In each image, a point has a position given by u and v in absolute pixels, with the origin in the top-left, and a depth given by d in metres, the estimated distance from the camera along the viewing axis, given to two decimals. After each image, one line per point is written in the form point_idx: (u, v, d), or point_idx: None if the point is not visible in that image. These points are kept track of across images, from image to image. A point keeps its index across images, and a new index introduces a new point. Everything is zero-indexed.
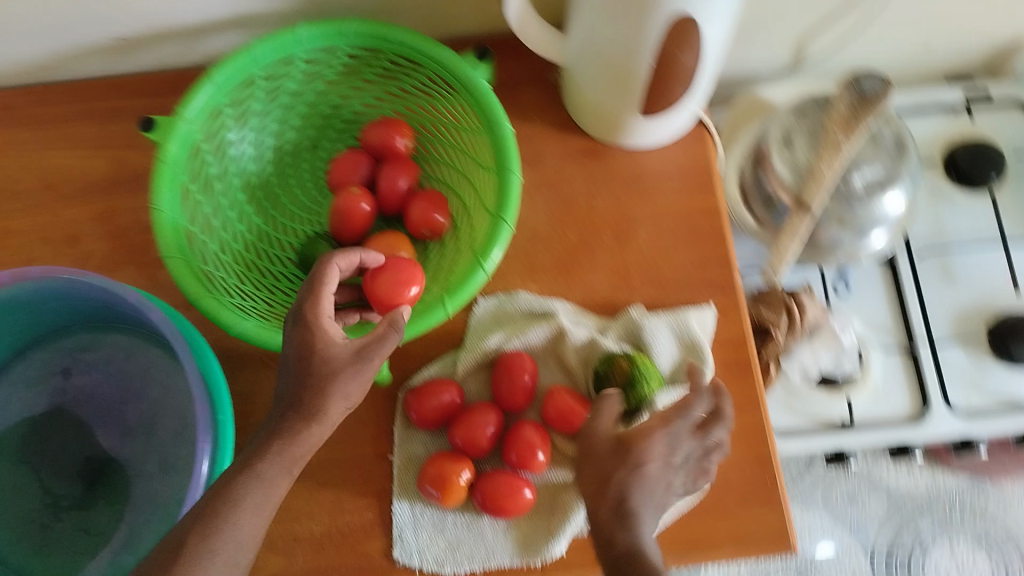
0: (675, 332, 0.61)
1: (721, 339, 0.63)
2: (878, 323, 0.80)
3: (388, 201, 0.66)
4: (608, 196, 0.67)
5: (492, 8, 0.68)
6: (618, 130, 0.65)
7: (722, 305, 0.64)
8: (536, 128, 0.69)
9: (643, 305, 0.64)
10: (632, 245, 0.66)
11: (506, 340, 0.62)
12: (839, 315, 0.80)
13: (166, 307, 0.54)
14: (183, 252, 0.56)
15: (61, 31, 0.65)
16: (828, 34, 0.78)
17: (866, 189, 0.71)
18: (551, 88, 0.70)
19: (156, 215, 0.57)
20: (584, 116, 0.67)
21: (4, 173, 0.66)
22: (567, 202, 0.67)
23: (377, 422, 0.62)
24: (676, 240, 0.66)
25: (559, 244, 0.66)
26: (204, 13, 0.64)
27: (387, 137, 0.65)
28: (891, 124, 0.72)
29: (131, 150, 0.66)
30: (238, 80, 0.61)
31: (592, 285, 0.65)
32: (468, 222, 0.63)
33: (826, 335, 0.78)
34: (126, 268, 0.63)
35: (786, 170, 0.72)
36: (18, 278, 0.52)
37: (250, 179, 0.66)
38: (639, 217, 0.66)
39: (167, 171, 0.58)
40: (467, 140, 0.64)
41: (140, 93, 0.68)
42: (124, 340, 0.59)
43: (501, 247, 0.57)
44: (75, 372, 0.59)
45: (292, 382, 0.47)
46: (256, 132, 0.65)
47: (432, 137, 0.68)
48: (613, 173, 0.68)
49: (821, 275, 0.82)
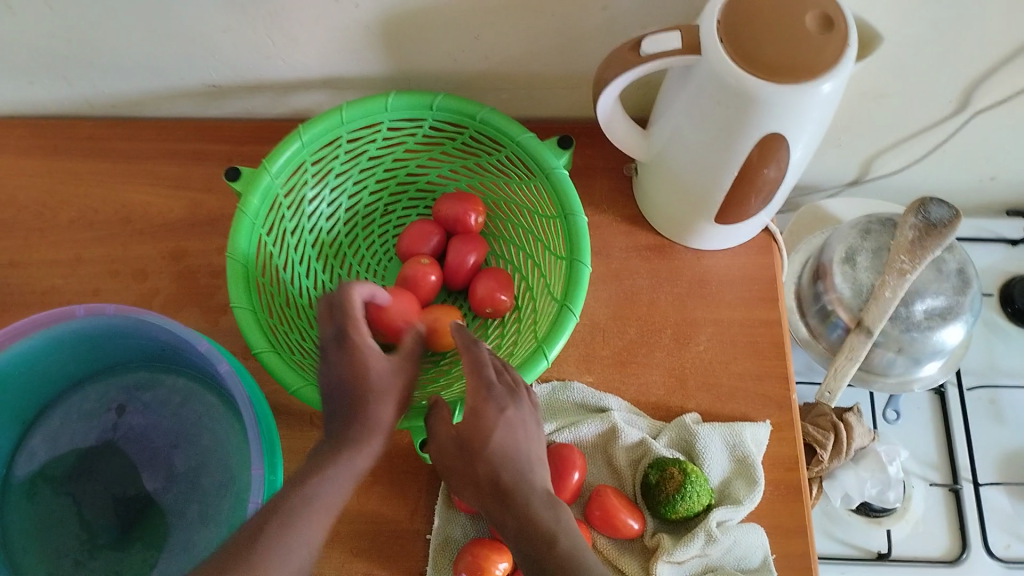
0: (728, 445, 0.60)
1: (774, 458, 0.61)
2: (924, 455, 0.78)
3: (453, 275, 0.65)
4: (670, 295, 0.66)
5: (575, 97, 0.69)
6: (686, 228, 0.64)
7: (778, 422, 0.62)
8: (606, 217, 0.69)
9: (699, 413, 0.62)
10: (691, 349, 0.64)
11: (557, 431, 0.62)
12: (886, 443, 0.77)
13: (233, 358, 0.55)
14: (251, 303, 0.56)
15: (155, 74, 0.66)
16: (897, 157, 0.76)
17: (927, 317, 0.69)
18: (625, 179, 0.70)
19: (230, 262, 0.57)
20: (653, 209, 0.66)
21: (88, 202, 0.69)
22: (629, 296, 0.66)
23: (418, 497, 0.61)
24: (737, 349, 0.64)
25: (618, 338, 0.65)
26: (294, 72, 0.66)
27: (461, 212, 0.65)
28: (955, 253, 0.72)
29: (210, 195, 0.68)
30: (325, 139, 0.62)
31: (647, 384, 0.64)
32: (533, 306, 0.63)
33: (871, 460, 0.73)
34: (190, 308, 0.65)
35: (848, 289, 0.71)
36: (93, 313, 0.55)
37: (320, 235, 0.66)
38: (701, 320, 0.65)
39: (245, 224, 0.58)
40: (539, 225, 0.64)
41: (226, 140, 0.70)
42: (181, 384, 0.61)
43: (566, 337, 0.56)
44: (129, 410, 0.61)
45: (337, 397, 0.50)
46: (333, 191, 0.66)
47: (504, 217, 0.68)
48: (678, 273, 0.67)
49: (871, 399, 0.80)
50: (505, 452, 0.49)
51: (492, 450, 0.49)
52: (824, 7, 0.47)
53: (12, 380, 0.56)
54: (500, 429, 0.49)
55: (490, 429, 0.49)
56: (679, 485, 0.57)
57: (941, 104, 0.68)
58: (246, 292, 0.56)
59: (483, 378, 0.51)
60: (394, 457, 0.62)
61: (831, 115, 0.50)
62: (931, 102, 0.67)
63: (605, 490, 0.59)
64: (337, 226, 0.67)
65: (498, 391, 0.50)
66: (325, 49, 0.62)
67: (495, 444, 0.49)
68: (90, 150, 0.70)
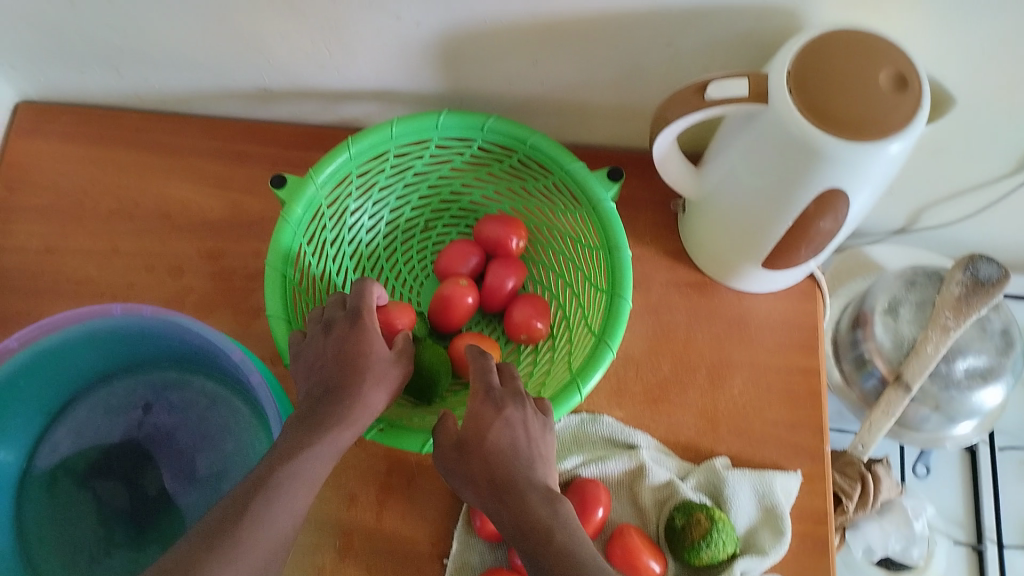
0: (757, 493, 0.59)
1: (803, 510, 0.60)
2: (949, 514, 0.78)
3: (491, 298, 0.65)
4: (707, 334, 0.65)
5: (626, 126, 0.68)
6: (731, 271, 0.63)
7: (808, 473, 0.61)
8: (648, 250, 0.68)
9: (729, 458, 0.61)
10: (725, 391, 0.63)
11: (583, 464, 0.61)
12: (913, 498, 0.76)
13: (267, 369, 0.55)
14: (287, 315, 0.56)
15: (207, 73, 0.66)
16: (947, 209, 0.75)
17: (967, 376, 0.68)
18: (669, 212, 0.69)
19: (268, 271, 0.56)
20: (699, 249, 0.65)
21: (130, 195, 0.69)
22: (665, 332, 0.65)
23: (439, 520, 0.60)
24: (771, 395, 0.63)
25: (651, 374, 0.64)
26: (346, 82, 0.65)
27: (503, 236, 0.64)
28: (1001, 313, 0.70)
29: (251, 197, 0.68)
30: (372, 153, 0.61)
31: (679, 424, 0.63)
32: (569, 337, 0.62)
33: (896, 514, 0.73)
34: (224, 310, 0.65)
35: (888, 340, 0.70)
36: (129, 312, 0.55)
37: (360, 247, 0.66)
38: (737, 363, 0.64)
39: (288, 233, 0.58)
40: (580, 254, 0.63)
41: (271, 142, 0.70)
42: (208, 387, 0.60)
43: (602, 374, 0.55)
44: (155, 409, 0.61)
45: (330, 375, 0.50)
46: (376, 204, 0.65)
47: (546, 241, 0.68)
48: (716, 312, 0.66)
49: (901, 454, 0.80)
50: (503, 448, 0.47)
51: (488, 445, 0.47)
52: (899, 65, 0.46)
53: (42, 373, 0.56)
54: (497, 425, 0.48)
55: (489, 424, 0.48)
56: (705, 532, 0.56)
57: (1001, 161, 0.66)
58: (282, 301, 0.56)
59: (485, 381, 0.51)
60: (416, 477, 0.61)
61: (896, 173, 0.49)
62: (990, 158, 0.66)
63: (628, 529, 0.58)
64: (377, 238, 0.67)
65: (497, 394, 0.50)
66: (381, 62, 0.62)
67: (493, 439, 0.47)
68: (135, 142, 0.70)
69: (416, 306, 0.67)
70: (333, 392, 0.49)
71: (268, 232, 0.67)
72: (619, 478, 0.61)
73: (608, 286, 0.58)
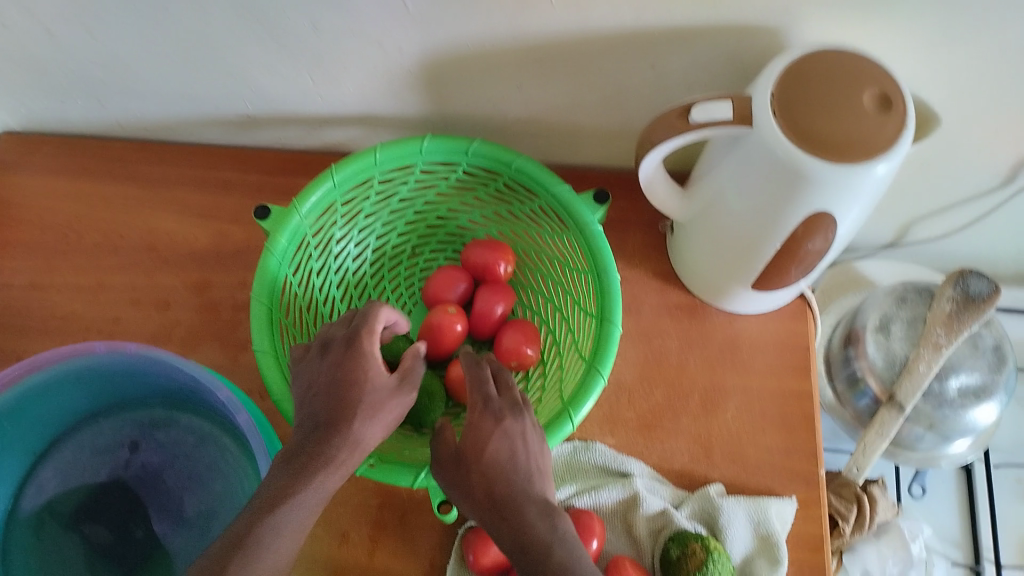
0: (752, 521, 0.58)
1: (798, 537, 0.59)
2: (947, 534, 0.77)
3: (480, 325, 0.64)
4: (699, 359, 0.64)
5: (613, 147, 0.67)
6: (721, 292, 0.62)
7: (804, 499, 0.60)
8: (637, 273, 0.67)
9: (723, 485, 0.61)
10: (719, 417, 0.63)
11: (576, 495, 0.60)
12: (909, 520, 0.76)
13: (251, 404, 0.54)
14: (275, 348, 0.55)
15: (188, 101, 0.65)
16: (934, 224, 0.75)
17: (960, 395, 0.67)
18: (658, 234, 0.68)
19: (254, 304, 0.55)
20: (688, 270, 0.64)
21: (112, 228, 0.67)
22: (658, 357, 0.65)
23: (432, 556, 0.59)
24: (764, 419, 0.62)
25: (644, 401, 0.63)
26: (328, 107, 0.64)
27: (490, 261, 0.63)
28: (992, 329, 0.69)
29: (235, 226, 0.67)
30: (357, 179, 0.60)
31: (672, 451, 0.62)
32: (559, 363, 0.61)
33: (894, 537, 0.73)
34: (210, 342, 0.63)
35: (879, 358, 0.69)
36: (113, 350, 0.53)
37: (347, 276, 0.65)
38: (730, 387, 0.63)
39: (271, 264, 0.57)
40: (569, 279, 0.62)
41: (254, 170, 0.69)
42: (196, 424, 0.59)
43: (594, 402, 0.53)
44: (143, 447, 0.59)
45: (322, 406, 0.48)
46: (361, 232, 0.64)
47: (534, 266, 0.67)
48: (708, 336, 0.65)
49: (897, 474, 0.79)
50: (504, 465, 0.46)
51: (486, 463, 0.47)
52: (883, 85, 0.46)
53: (26, 413, 0.55)
54: (497, 440, 0.47)
55: (488, 441, 0.47)
56: (701, 562, 0.54)
57: (988, 177, 0.66)
58: (269, 334, 0.55)
59: (483, 391, 0.50)
60: (408, 512, 0.60)
61: (885, 192, 0.48)
62: (977, 174, 0.65)
63: (621, 560, 0.57)
64: (363, 266, 0.66)
65: (496, 405, 0.49)
66: (363, 86, 0.61)
67: (493, 457, 0.47)
68: (117, 173, 0.69)
69: (405, 333, 0.67)
70: (322, 426, 0.48)
71: (253, 262, 0.66)
72: (612, 507, 0.60)
73: (600, 311, 0.57)
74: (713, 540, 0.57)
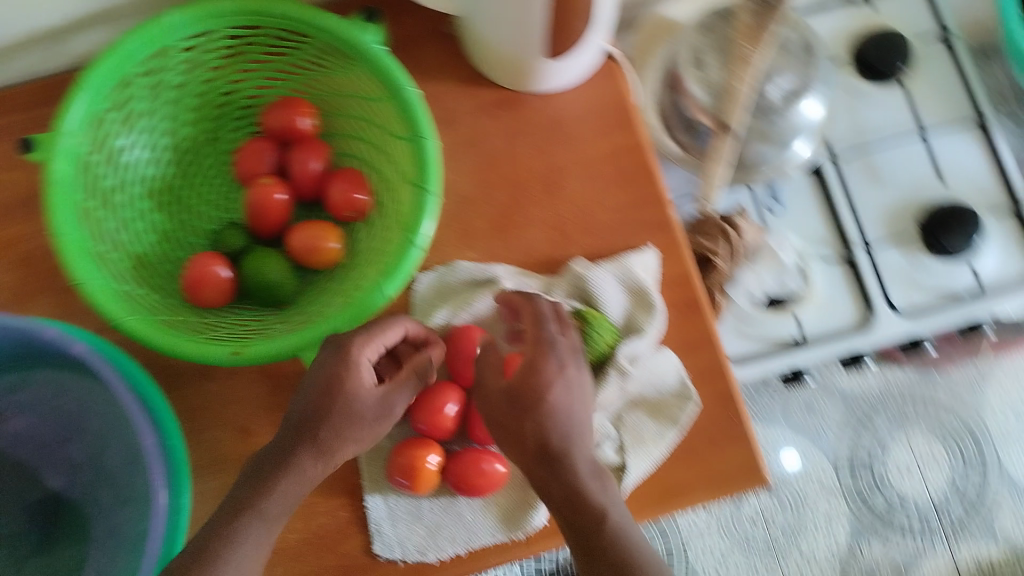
0: (621, 280, 0.60)
1: (667, 279, 0.61)
2: (815, 236, 0.80)
3: (303, 185, 0.63)
4: (528, 146, 0.64)
5: None
6: (525, 74, 0.61)
7: (662, 244, 0.62)
8: (443, 83, 0.65)
9: (585, 257, 0.62)
10: (563, 195, 0.63)
11: (453, 314, 0.60)
12: (775, 234, 0.79)
13: (89, 336, 0.53)
14: (95, 274, 0.52)
15: None
16: None
17: (784, 100, 0.70)
18: (451, 38, 0.66)
19: (55, 240, 0.52)
20: (491, 64, 0.63)
21: None
22: (489, 158, 0.64)
23: None
24: (605, 182, 0.63)
25: (489, 205, 0.63)
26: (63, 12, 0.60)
27: (288, 119, 0.62)
28: (798, 28, 0.70)
29: (19, 171, 0.62)
30: (115, 81, 0.56)
31: (530, 243, 0.62)
32: (393, 195, 0.60)
33: (766, 256, 0.78)
34: (41, 296, 0.61)
35: (702, 92, 0.69)
36: None
37: (151, 184, 0.62)
38: (565, 164, 0.64)
39: (60, 192, 0.53)
40: (372, 109, 0.60)
41: (15, 106, 0.63)
42: (51, 374, 0.56)
43: (432, 219, 0.53)
44: (8, 415, 0.57)
45: (308, 408, 0.51)
46: (146, 134, 0.61)
47: (337, 111, 0.64)
48: (529, 122, 0.65)
49: (753, 195, 0.81)
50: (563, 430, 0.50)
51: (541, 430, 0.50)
52: None
53: None
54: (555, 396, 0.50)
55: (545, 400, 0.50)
56: (580, 333, 0.57)
57: None
58: (83, 263, 0.52)
59: (545, 328, 0.52)
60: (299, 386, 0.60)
61: None
62: None
63: (513, 358, 0.58)
64: (164, 170, 0.63)
65: (560, 347, 0.51)
66: None
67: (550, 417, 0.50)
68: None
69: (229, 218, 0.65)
70: (314, 422, 0.51)
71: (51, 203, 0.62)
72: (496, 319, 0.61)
73: (409, 129, 0.56)
74: (589, 309, 0.59)
